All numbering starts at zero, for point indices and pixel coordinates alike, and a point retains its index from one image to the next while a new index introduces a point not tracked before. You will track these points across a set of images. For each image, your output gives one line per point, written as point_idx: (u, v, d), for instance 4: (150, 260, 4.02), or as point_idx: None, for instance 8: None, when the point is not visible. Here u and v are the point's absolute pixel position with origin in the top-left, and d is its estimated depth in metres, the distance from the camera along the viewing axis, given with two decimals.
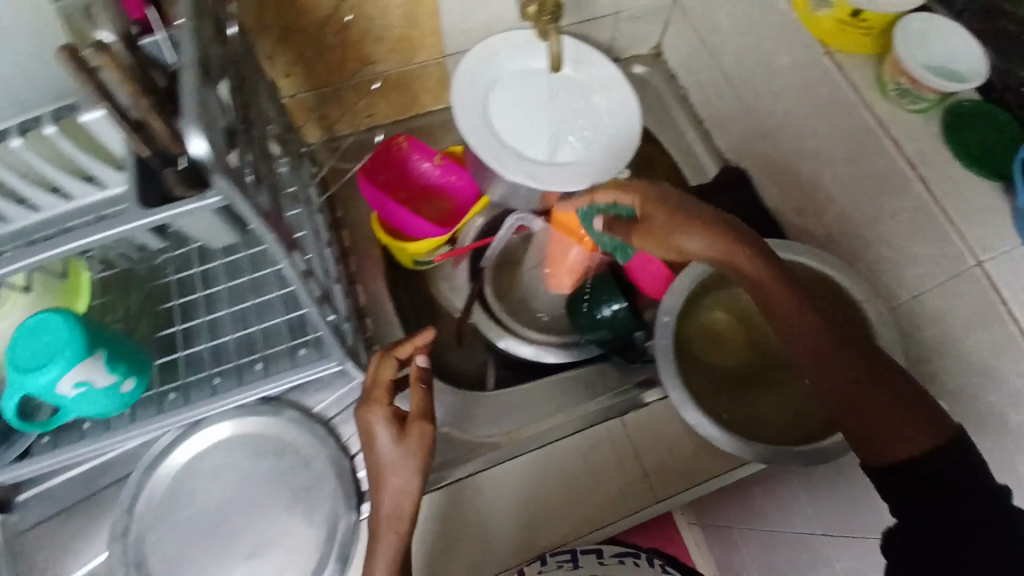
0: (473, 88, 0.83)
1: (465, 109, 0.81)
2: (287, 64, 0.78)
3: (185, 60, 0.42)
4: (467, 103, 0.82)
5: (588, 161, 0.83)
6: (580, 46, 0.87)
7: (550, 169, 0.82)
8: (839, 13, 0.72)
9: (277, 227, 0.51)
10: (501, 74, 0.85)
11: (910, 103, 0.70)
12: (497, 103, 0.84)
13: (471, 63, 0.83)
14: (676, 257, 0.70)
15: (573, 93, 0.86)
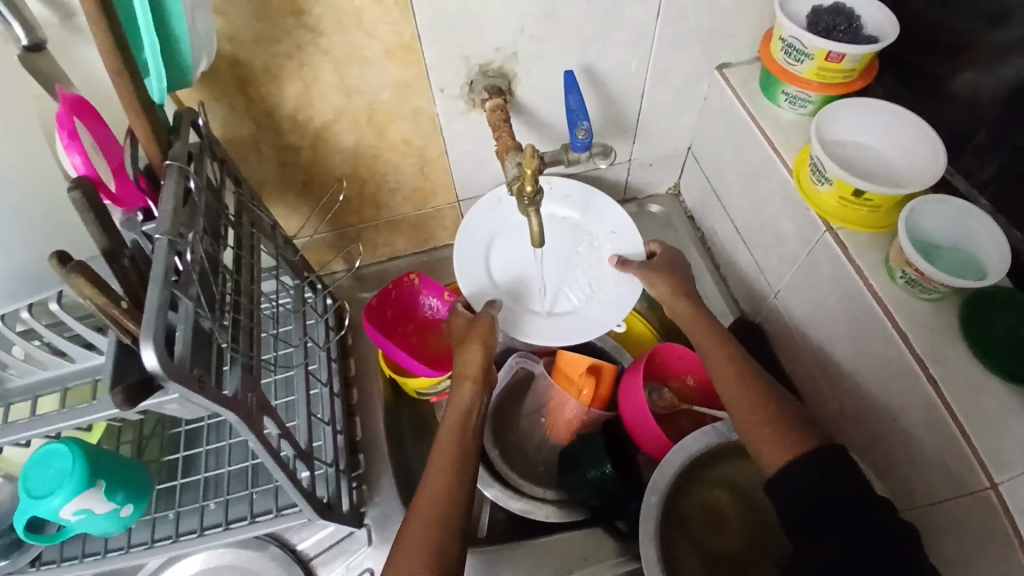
0: (478, 237, 0.86)
1: (468, 259, 0.85)
2: (305, 212, 0.84)
3: (156, 271, 0.48)
4: (471, 253, 0.86)
5: (589, 312, 0.85)
6: (589, 191, 0.89)
7: (551, 319, 0.85)
8: (839, 192, 0.67)
9: (240, 407, 0.54)
10: (509, 221, 0.88)
11: (921, 292, 0.63)
12: (504, 251, 0.87)
13: (479, 212, 0.87)
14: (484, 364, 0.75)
15: (579, 240, 0.88)
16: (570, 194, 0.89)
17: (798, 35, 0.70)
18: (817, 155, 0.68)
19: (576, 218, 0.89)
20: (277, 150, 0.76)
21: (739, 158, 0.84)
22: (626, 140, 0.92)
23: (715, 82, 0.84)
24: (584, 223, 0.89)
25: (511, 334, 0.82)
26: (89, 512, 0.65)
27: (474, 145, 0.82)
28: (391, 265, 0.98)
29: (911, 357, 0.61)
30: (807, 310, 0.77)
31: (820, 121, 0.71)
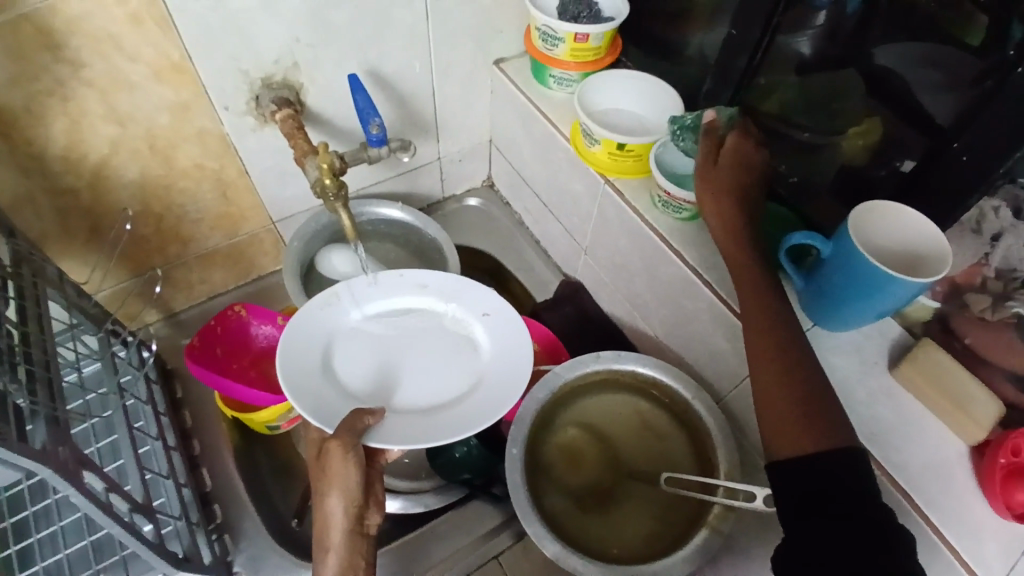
0: (311, 340, 0.71)
1: (298, 367, 0.69)
2: (95, 260, 0.78)
3: None
4: (303, 360, 0.69)
5: (466, 406, 0.69)
6: (450, 277, 0.78)
7: (419, 421, 0.68)
8: (606, 148, 0.78)
9: (53, 460, 0.50)
10: (351, 322, 0.75)
11: (676, 213, 0.75)
12: (350, 353, 0.73)
13: (311, 312, 0.72)
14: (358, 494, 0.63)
15: (445, 328, 0.76)
16: (425, 285, 0.77)
17: (549, 21, 0.80)
18: (584, 121, 0.78)
19: (438, 307, 0.77)
20: (50, 197, 0.69)
21: (530, 138, 0.93)
22: (428, 138, 0.97)
23: (494, 75, 0.93)
24: (447, 312, 0.77)
25: (368, 444, 0.63)
26: None
27: (276, 161, 0.82)
28: (213, 303, 0.94)
29: (688, 270, 0.72)
30: (609, 257, 0.87)
31: (583, 92, 0.82)
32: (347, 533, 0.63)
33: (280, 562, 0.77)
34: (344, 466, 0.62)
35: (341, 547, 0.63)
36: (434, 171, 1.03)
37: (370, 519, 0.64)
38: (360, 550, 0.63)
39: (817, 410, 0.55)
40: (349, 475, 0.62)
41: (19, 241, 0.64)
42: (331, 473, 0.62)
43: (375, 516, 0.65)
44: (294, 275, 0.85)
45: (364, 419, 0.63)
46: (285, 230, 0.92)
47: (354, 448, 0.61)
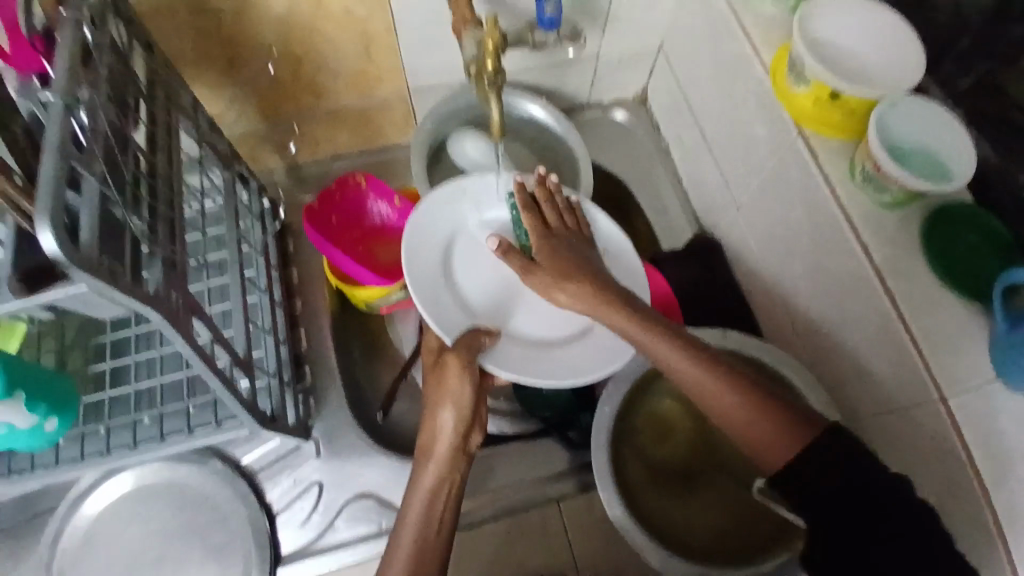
0: (434, 236, 0.69)
1: (420, 264, 0.67)
2: (230, 92, 0.74)
3: (49, 133, 0.41)
4: (425, 257, 0.67)
5: (577, 351, 0.66)
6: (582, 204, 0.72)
7: (531, 354, 0.65)
8: (816, 93, 0.65)
9: (164, 304, 0.48)
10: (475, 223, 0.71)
11: (878, 193, 0.63)
12: (471, 259, 0.70)
13: (437, 206, 0.69)
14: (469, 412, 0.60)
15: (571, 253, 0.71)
16: None
17: None
18: (797, 52, 0.66)
19: None
20: (193, 17, 0.64)
21: (714, 59, 0.79)
22: (594, 30, 0.84)
23: None
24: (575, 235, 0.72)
25: (483, 365, 0.62)
26: (11, 426, 0.61)
27: (428, 27, 0.73)
28: (333, 164, 0.90)
29: (872, 271, 0.62)
30: (770, 224, 0.75)
31: (805, 16, 0.68)
32: (451, 449, 0.60)
33: (354, 440, 0.78)
34: (460, 377, 0.59)
35: (444, 458, 0.60)
36: (589, 73, 0.91)
37: (473, 439, 0.61)
38: (457, 470, 0.60)
39: (790, 424, 0.53)
40: (465, 387, 0.59)
41: (156, 60, 0.59)
42: (444, 385, 0.59)
43: (477, 437, 0.62)
44: (421, 153, 0.79)
45: (480, 339, 0.62)
46: (419, 104, 0.85)
47: (469, 364, 0.60)
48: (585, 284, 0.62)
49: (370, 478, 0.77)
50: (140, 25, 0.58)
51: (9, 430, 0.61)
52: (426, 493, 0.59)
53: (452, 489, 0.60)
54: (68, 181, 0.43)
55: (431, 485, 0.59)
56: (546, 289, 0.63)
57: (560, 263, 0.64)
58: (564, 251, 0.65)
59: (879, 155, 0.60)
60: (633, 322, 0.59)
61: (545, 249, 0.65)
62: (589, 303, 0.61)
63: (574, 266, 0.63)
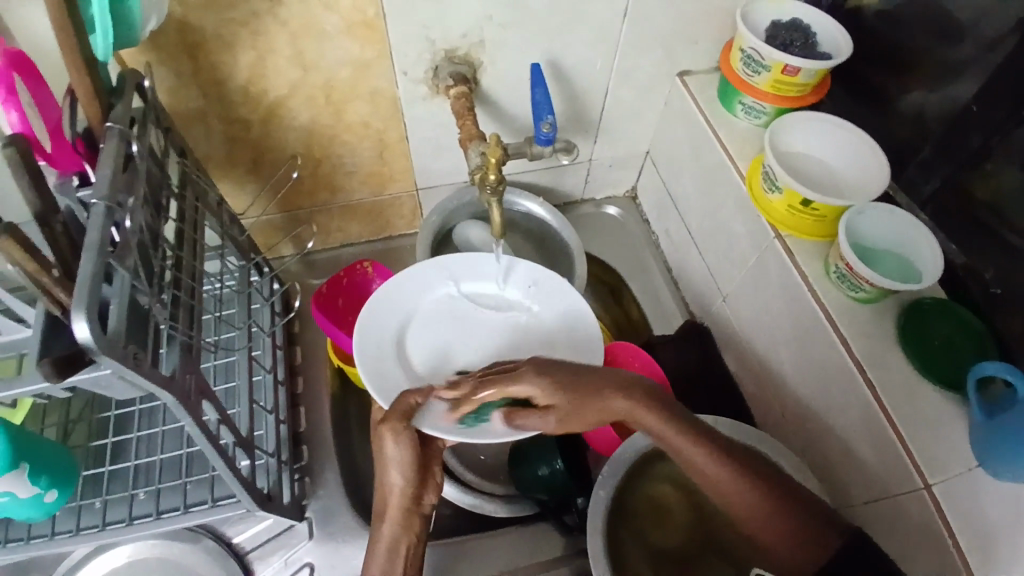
0: (392, 308, 0.72)
1: (372, 337, 0.69)
2: (254, 189, 0.81)
3: (91, 235, 0.45)
4: (379, 329, 0.70)
5: None
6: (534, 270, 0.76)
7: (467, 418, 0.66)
8: (788, 201, 0.71)
9: (178, 388, 0.51)
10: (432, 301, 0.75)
11: (850, 290, 0.68)
12: (425, 329, 0.73)
13: (401, 284, 0.74)
14: (416, 478, 0.61)
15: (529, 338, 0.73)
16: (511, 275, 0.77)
17: (758, 45, 0.73)
18: (769, 164, 0.72)
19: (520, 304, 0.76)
20: (225, 123, 0.71)
21: (696, 163, 0.86)
22: (587, 137, 0.92)
23: (675, 88, 0.87)
24: (542, 322, 0.74)
25: (420, 429, 0.60)
26: (12, 496, 0.63)
27: (436, 132, 0.81)
28: (343, 252, 0.96)
29: (852, 361, 0.65)
30: (754, 314, 0.80)
31: (775, 131, 0.75)
32: (401, 511, 0.61)
33: (349, 521, 0.79)
34: (396, 448, 0.59)
35: (396, 520, 0.61)
36: (583, 172, 0.99)
37: (427, 498, 0.62)
38: (412, 528, 0.61)
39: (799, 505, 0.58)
40: (405, 455, 0.60)
41: (188, 162, 0.65)
42: (383, 453, 0.60)
43: (431, 496, 0.63)
44: (426, 244, 0.84)
45: (411, 400, 0.61)
46: (425, 200, 0.92)
47: (404, 431, 0.59)
48: (575, 399, 0.60)
49: (363, 561, 0.77)
50: (176, 133, 0.63)
51: (10, 499, 0.63)
52: (382, 558, 0.60)
53: (409, 554, 0.61)
54: (102, 275, 0.47)
55: (388, 547, 0.60)
56: (536, 422, 0.61)
57: (540, 385, 0.60)
58: (549, 368, 0.61)
59: (848, 258, 0.65)
60: (705, 449, 0.59)
61: (507, 380, 0.61)
62: (578, 420, 0.60)
63: (551, 388, 0.60)
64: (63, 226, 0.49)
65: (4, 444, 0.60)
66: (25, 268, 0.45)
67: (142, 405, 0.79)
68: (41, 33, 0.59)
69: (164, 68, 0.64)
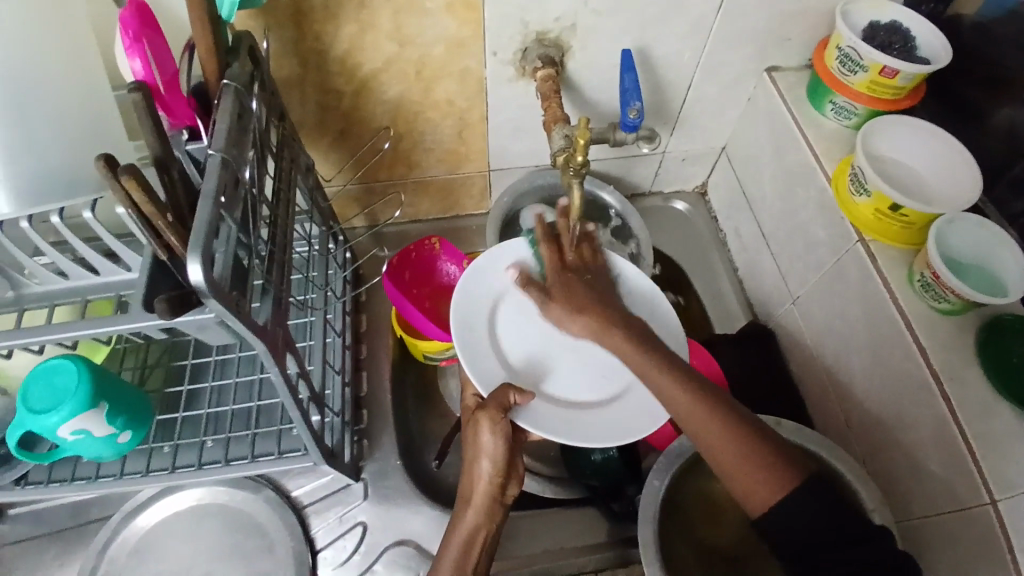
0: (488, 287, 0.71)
1: (471, 312, 0.69)
2: (337, 159, 0.83)
3: (208, 186, 0.48)
4: (475, 304, 0.70)
5: (612, 417, 0.66)
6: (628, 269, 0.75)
7: (564, 415, 0.65)
8: (876, 205, 0.69)
9: (268, 337, 0.53)
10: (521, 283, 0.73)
11: (934, 302, 0.66)
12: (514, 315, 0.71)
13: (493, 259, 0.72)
14: (501, 469, 0.64)
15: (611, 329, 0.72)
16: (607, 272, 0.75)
17: (857, 45, 0.71)
18: (859, 165, 0.70)
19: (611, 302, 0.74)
20: (318, 91, 0.74)
21: (776, 161, 0.84)
22: (665, 129, 0.91)
23: (762, 84, 0.85)
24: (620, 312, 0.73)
25: (517, 421, 0.62)
26: (86, 433, 0.67)
27: (517, 114, 0.81)
28: (412, 227, 0.98)
29: (930, 375, 0.63)
30: (826, 320, 0.78)
31: (866, 134, 0.73)
32: (486, 500, 0.64)
33: (402, 486, 0.81)
34: (490, 438, 0.62)
35: (479, 511, 0.64)
36: (656, 164, 0.98)
37: (509, 490, 0.66)
38: (492, 520, 0.64)
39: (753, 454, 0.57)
40: (497, 443, 0.63)
41: (285, 126, 0.67)
42: (478, 440, 0.63)
43: (512, 487, 0.66)
44: (496, 223, 0.86)
45: (510, 396, 0.62)
46: (496, 181, 0.93)
47: (502, 420, 0.62)
48: (586, 308, 0.68)
49: (412, 526, 0.79)
50: (278, 98, 0.65)
51: (86, 437, 0.67)
52: (459, 545, 0.63)
53: (484, 546, 0.64)
54: (212, 224, 0.49)
55: (467, 535, 0.63)
56: (559, 314, 0.68)
57: (566, 291, 0.69)
58: (579, 287, 0.70)
59: (937, 267, 0.63)
60: (668, 379, 0.62)
61: (557, 287, 0.70)
62: (586, 328, 0.68)
63: (586, 293, 0.69)
64: (179, 174, 0.51)
65: (83, 382, 0.65)
66: (141, 209, 0.47)
67: (217, 356, 0.83)
68: None
69: (271, 36, 0.66)
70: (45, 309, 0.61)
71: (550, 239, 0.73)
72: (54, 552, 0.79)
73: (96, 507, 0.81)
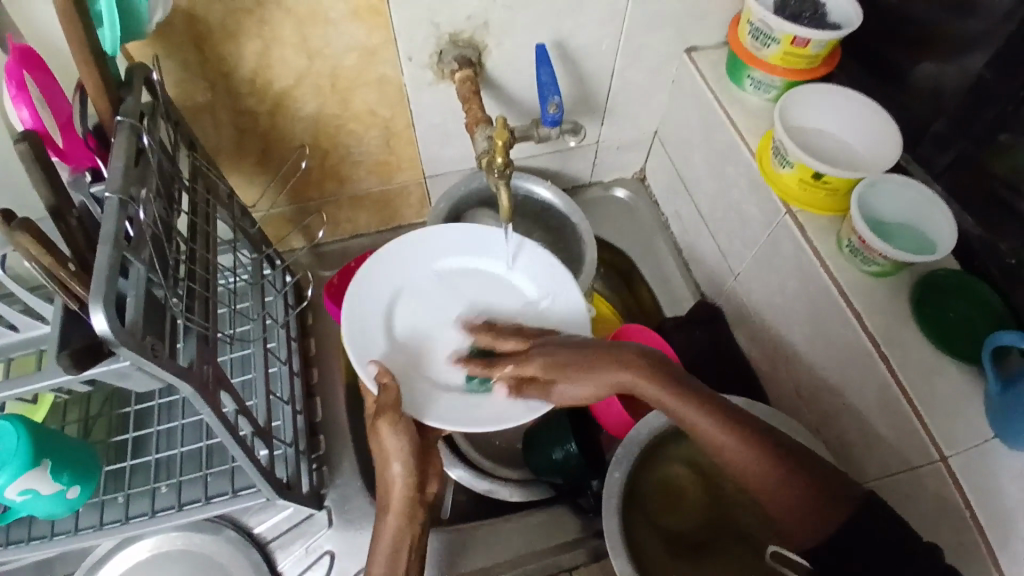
0: (385, 281, 0.69)
1: (361, 310, 0.66)
2: (262, 182, 0.81)
3: (107, 229, 0.45)
4: (370, 301, 0.67)
5: (516, 401, 0.64)
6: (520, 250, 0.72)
7: (464, 407, 0.63)
8: (800, 175, 0.70)
9: (196, 378, 0.51)
10: (426, 276, 0.71)
11: (864, 265, 0.67)
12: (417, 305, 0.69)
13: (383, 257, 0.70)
14: (408, 465, 0.62)
15: (520, 323, 0.69)
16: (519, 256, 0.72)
17: (766, 18, 0.72)
18: (780, 138, 0.71)
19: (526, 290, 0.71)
20: (232, 114, 0.72)
21: (705, 140, 0.85)
22: (592, 120, 0.91)
23: (683, 66, 0.86)
24: (537, 309, 0.70)
25: (424, 421, 0.61)
26: (34, 492, 0.63)
27: (442, 119, 0.80)
28: (353, 243, 0.96)
29: (866, 338, 0.64)
30: (767, 294, 0.79)
31: (784, 106, 0.75)
32: (405, 502, 0.63)
33: (367, 508, 0.79)
34: (389, 435, 0.61)
35: (398, 509, 0.63)
36: (591, 155, 0.98)
37: (428, 487, 0.65)
38: (416, 518, 0.64)
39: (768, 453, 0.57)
40: (400, 439, 0.61)
41: (198, 154, 0.65)
42: (382, 443, 0.61)
43: (431, 485, 0.66)
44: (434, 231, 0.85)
45: (386, 382, 0.60)
46: (433, 187, 0.92)
47: (401, 420, 0.60)
48: (591, 365, 0.61)
49: None
50: (185, 127, 0.63)
51: (34, 496, 0.64)
52: (385, 551, 0.62)
53: (412, 546, 0.63)
54: (118, 268, 0.47)
55: (391, 539, 0.62)
56: (569, 392, 0.61)
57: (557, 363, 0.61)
58: (559, 350, 0.62)
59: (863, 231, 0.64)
60: (682, 396, 0.59)
61: (546, 368, 0.61)
62: (606, 386, 0.61)
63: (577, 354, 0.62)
64: (77, 221, 0.49)
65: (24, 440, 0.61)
66: (41, 262, 0.45)
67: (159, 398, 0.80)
68: (48, 31, 0.60)
69: (172, 62, 0.64)
70: None
71: (488, 330, 0.67)
72: None
73: (57, 565, 0.77)
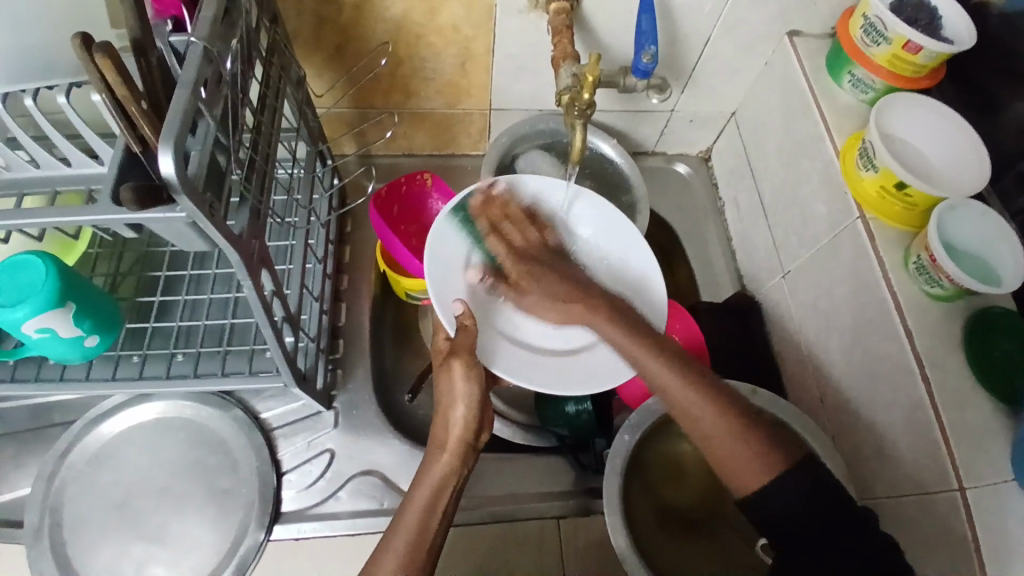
0: (469, 228, 0.71)
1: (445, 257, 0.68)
2: (331, 77, 0.79)
3: (186, 75, 0.45)
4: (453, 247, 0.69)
5: (577, 363, 0.68)
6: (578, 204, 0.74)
7: (531, 361, 0.67)
8: (881, 181, 0.67)
9: (243, 248, 0.51)
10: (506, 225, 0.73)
11: (928, 285, 0.65)
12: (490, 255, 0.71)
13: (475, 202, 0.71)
14: (472, 410, 0.62)
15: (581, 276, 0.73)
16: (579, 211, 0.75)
17: (884, 14, 0.68)
18: (871, 140, 0.68)
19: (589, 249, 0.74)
20: (316, 1, 0.69)
21: (786, 129, 0.82)
22: (676, 84, 0.88)
23: (782, 47, 0.82)
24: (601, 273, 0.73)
25: (493, 368, 0.63)
26: (52, 331, 0.64)
27: (525, 49, 0.78)
28: (404, 161, 0.95)
29: (911, 356, 0.63)
30: (814, 296, 0.77)
31: (879, 108, 0.71)
32: (463, 444, 0.62)
33: (373, 419, 0.81)
34: (456, 377, 0.61)
35: (454, 452, 0.62)
36: (663, 122, 0.95)
37: (483, 435, 0.64)
38: (466, 465, 0.62)
39: (744, 427, 0.57)
40: (471, 385, 0.62)
41: (279, 31, 0.63)
42: (452, 385, 0.62)
43: (487, 433, 0.65)
44: (492, 163, 0.85)
45: (466, 322, 0.62)
46: (497, 121, 0.90)
47: (474, 364, 0.61)
48: (564, 296, 0.69)
49: (380, 457, 0.79)
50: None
51: (53, 337, 0.65)
52: (430, 489, 0.60)
53: (454, 490, 0.61)
54: (189, 119, 0.46)
55: (439, 477, 0.61)
56: (535, 308, 0.69)
57: (536, 276, 0.70)
58: (540, 270, 0.70)
59: (934, 250, 0.62)
60: (653, 357, 0.62)
61: (524, 274, 0.70)
62: (567, 315, 0.69)
63: (540, 275, 0.70)
64: (158, 60, 0.48)
65: (52, 279, 0.62)
66: (115, 94, 0.44)
67: (193, 270, 0.81)
68: None
69: None
70: (10, 198, 0.57)
71: (488, 214, 0.71)
72: (10, 453, 0.77)
73: (56, 413, 0.79)
